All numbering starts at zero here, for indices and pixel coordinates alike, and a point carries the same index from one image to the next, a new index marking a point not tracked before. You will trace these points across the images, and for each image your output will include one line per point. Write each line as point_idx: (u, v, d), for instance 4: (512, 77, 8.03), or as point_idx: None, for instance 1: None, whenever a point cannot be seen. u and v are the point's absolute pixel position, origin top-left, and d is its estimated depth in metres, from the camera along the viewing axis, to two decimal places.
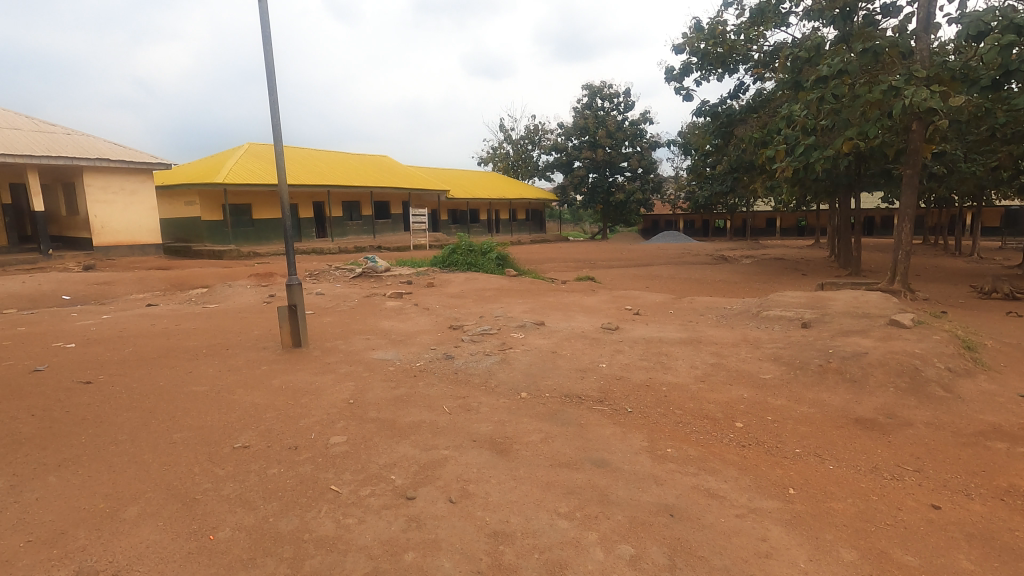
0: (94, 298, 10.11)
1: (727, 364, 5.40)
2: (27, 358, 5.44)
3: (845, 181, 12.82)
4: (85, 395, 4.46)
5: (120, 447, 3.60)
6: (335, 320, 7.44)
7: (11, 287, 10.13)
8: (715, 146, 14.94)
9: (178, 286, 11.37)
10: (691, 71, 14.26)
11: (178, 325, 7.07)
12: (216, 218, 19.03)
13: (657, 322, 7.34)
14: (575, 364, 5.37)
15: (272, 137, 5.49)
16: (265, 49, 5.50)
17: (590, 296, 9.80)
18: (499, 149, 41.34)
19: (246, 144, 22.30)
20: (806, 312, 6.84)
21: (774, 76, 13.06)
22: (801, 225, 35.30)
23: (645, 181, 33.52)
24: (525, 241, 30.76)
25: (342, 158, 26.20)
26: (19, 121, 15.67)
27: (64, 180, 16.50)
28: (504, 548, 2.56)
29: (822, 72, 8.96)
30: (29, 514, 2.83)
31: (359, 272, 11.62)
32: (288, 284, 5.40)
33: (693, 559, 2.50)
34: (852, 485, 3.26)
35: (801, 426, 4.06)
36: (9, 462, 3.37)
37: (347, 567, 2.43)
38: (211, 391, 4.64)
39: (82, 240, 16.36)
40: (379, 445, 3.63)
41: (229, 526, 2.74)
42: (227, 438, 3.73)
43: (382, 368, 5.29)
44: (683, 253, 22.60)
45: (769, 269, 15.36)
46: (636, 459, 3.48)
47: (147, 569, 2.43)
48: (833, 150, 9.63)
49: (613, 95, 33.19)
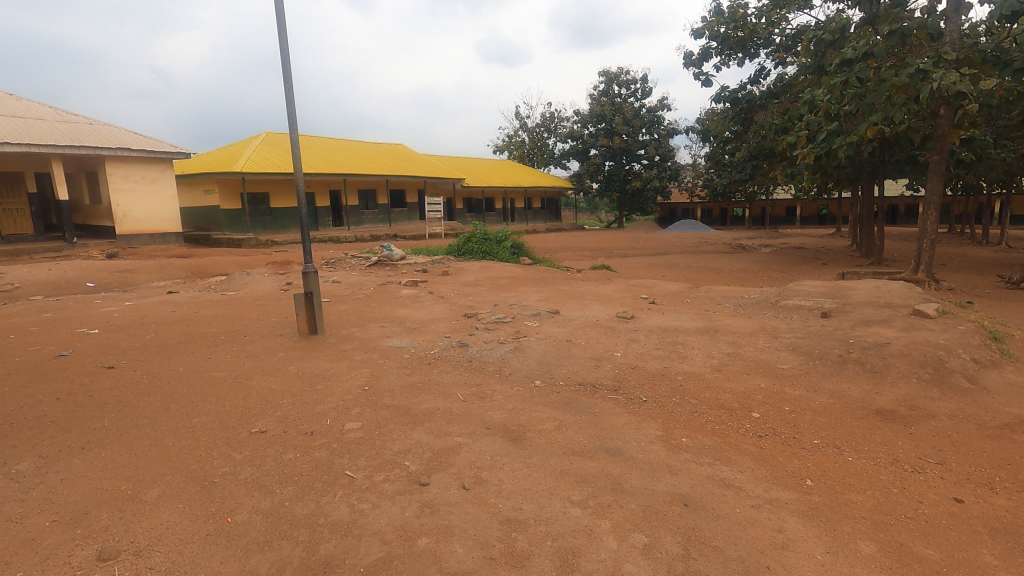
0: (117, 286, 10.32)
1: (744, 353, 5.32)
2: (53, 343, 5.56)
3: (868, 168, 12.52)
4: (108, 380, 4.54)
5: (141, 431, 3.67)
6: (351, 307, 7.49)
7: (37, 274, 10.35)
8: (734, 133, 14.70)
9: (198, 274, 11.53)
10: (711, 56, 14.00)
11: (197, 312, 7.18)
12: (235, 207, 19.23)
13: (673, 311, 7.27)
14: (590, 353, 5.33)
15: (288, 127, 5.52)
16: (280, 39, 5.50)
17: (606, 284, 9.74)
18: (514, 137, 41.14)
19: (264, 132, 22.46)
20: (826, 302, 6.71)
21: (797, 60, 12.76)
22: (822, 214, 34.60)
23: (661, 169, 33.04)
24: (541, 229, 30.70)
25: (358, 146, 26.29)
26: (43, 111, 15.93)
27: (87, 170, 16.78)
28: (517, 535, 2.57)
29: (847, 55, 8.67)
30: (54, 494, 2.91)
31: (374, 260, 11.68)
32: (304, 271, 5.42)
33: (708, 550, 2.48)
34: (872, 477, 3.21)
35: (820, 417, 4.00)
36: (35, 444, 3.46)
37: (361, 551, 2.45)
38: (229, 377, 4.70)
39: (105, 229, 16.66)
40: (394, 432, 3.65)
41: (246, 509, 2.78)
42: (244, 423, 3.78)
43: (397, 355, 5.32)
44: (701, 241, 22.40)
45: (788, 258, 15.12)
46: (650, 449, 3.45)
47: (166, 550, 2.47)
48: (857, 136, 9.38)
49: (630, 82, 32.74)
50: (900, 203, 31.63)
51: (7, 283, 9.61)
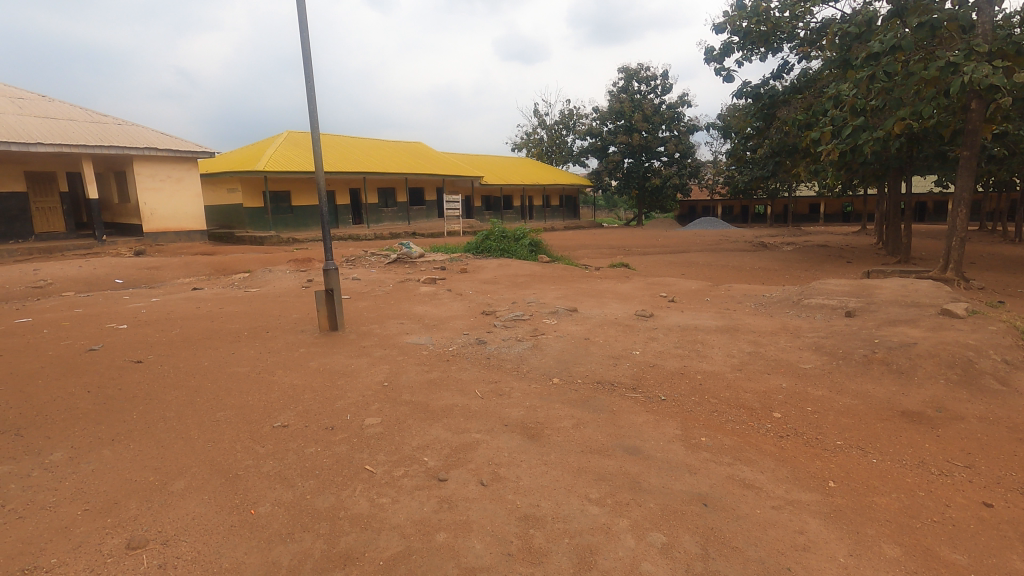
0: (145, 283, 10.58)
1: (765, 353, 5.25)
2: (84, 338, 5.74)
3: (895, 164, 12.22)
4: (137, 373, 4.67)
5: (168, 424, 3.76)
6: (370, 304, 7.57)
7: (68, 271, 10.66)
8: (756, 129, 14.48)
9: (222, 272, 11.76)
10: (733, 51, 13.80)
11: (221, 308, 7.31)
12: (257, 205, 19.55)
13: (692, 309, 7.20)
14: (608, 351, 5.32)
15: (310, 126, 5.59)
16: (302, 39, 5.57)
17: (624, 282, 9.69)
18: (533, 135, 41.09)
19: (286, 131, 22.74)
20: (850, 301, 6.59)
21: (821, 54, 12.52)
22: (847, 211, 33.96)
23: (681, 166, 32.73)
24: (559, 227, 30.59)
25: (377, 144, 26.51)
26: (74, 111, 16.39)
27: (116, 169, 17.21)
28: (534, 532, 2.57)
29: (873, 49, 8.47)
30: (86, 484, 3.01)
31: (393, 258, 11.77)
32: (325, 268, 5.49)
33: (727, 550, 2.46)
34: (897, 479, 3.14)
35: (843, 417, 3.93)
36: (67, 435, 3.57)
37: (381, 545, 2.49)
38: (252, 372, 4.80)
39: (133, 227, 17.08)
40: (413, 428, 3.69)
41: (269, 501, 2.84)
42: (267, 417, 3.85)
43: (416, 352, 5.36)
44: (721, 239, 22.15)
45: (811, 257, 14.85)
46: (669, 448, 3.43)
47: (192, 540, 2.53)
48: (883, 131, 9.17)
49: (649, 78, 32.44)
50: (928, 200, 30.89)
51: (40, 279, 9.93)
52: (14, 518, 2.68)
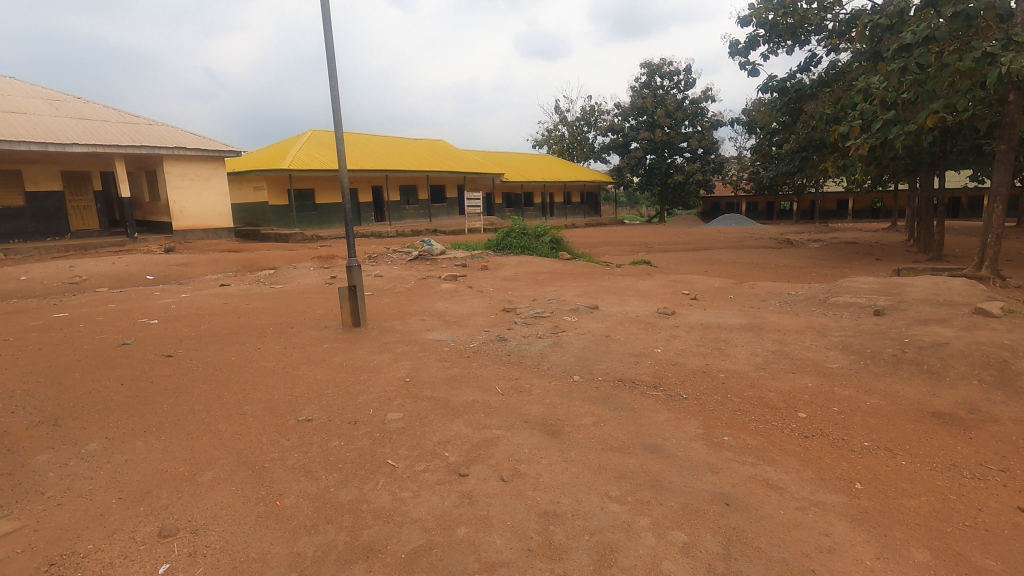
0: (174, 279, 10.84)
1: (790, 352, 5.16)
2: (117, 332, 5.91)
3: (927, 158, 11.87)
4: (166, 367, 4.80)
5: (197, 416, 3.86)
6: (392, 301, 7.65)
7: (102, 267, 10.99)
8: (782, 124, 14.21)
9: (248, 268, 12.00)
10: (758, 44, 13.55)
11: (247, 304, 7.47)
12: (282, 202, 19.89)
13: (715, 307, 7.13)
14: (629, 348, 5.30)
15: (334, 125, 5.67)
16: (326, 40, 5.65)
17: (646, 279, 9.63)
18: (554, 132, 40.96)
19: (309, 130, 23.02)
20: (879, 299, 6.43)
21: (851, 46, 12.23)
22: (876, 207, 33.18)
23: (705, 162, 32.29)
24: (580, 224, 30.44)
25: (399, 142, 26.72)
26: (106, 112, 16.84)
27: (147, 168, 17.67)
28: (554, 528, 2.58)
29: (905, 40, 8.20)
30: (120, 473, 3.11)
31: (415, 255, 11.85)
32: (348, 265, 5.56)
33: (750, 551, 2.43)
34: (926, 482, 3.07)
35: (870, 418, 3.85)
36: (103, 426, 3.69)
37: (402, 538, 2.52)
38: (277, 366, 4.89)
39: (163, 225, 17.52)
40: (434, 423, 3.72)
41: (294, 493, 2.90)
42: (292, 411, 3.93)
43: (436, 349, 5.40)
44: (746, 235, 21.84)
45: (838, 253, 14.54)
46: (691, 446, 3.40)
47: (220, 529, 2.60)
48: (915, 125, 8.91)
49: (672, 73, 32.05)
50: (962, 195, 29.99)
51: (76, 276, 10.27)
52: (52, 505, 2.79)
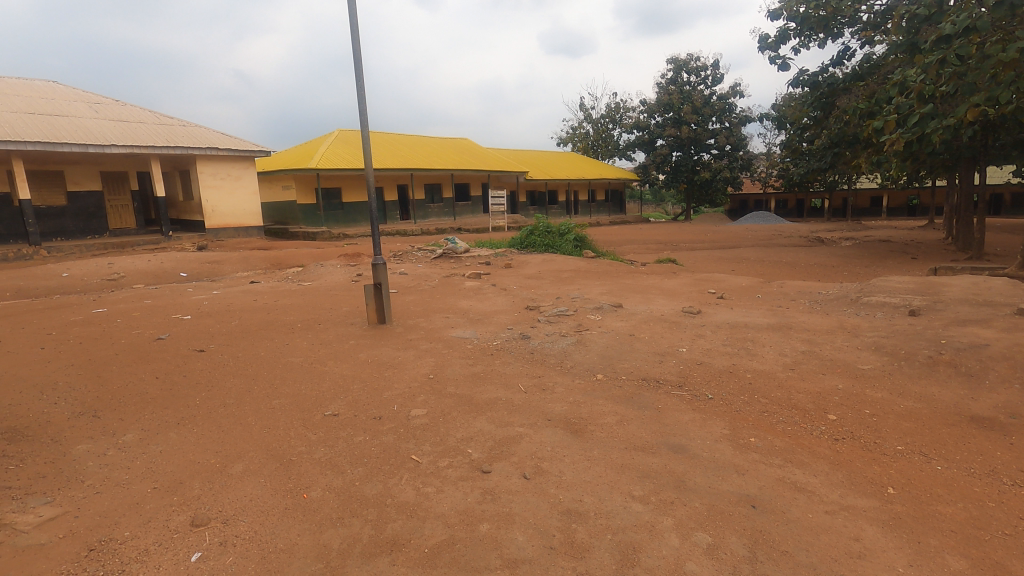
0: (206, 276, 11.15)
1: (820, 352, 5.04)
2: (153, 327, 6.11)
3: (967, 153, 11.43)
4: (199, 362, 4.94)
5: (228, 409, 3.97)
6: (417, 298, 7.72)
7: (138, 265, 11.35)
8: (814, 119, 13.89)
9: (277, 266, 12.26)
10: (789, 38, 13.26)
11: (276, 301, 7.64)
12: (310, 201, 20.26)
13: (742, 306, 7.01)
14: (654, 347, 5.25)
15: (360, 124, 5.75)
16: (354, 41, 5.73)
17: (671, 278, 9.51)
18: (579, 129, 40.76)
19: (337, 130, 23.38)
20: (915, 299, 6.24)
21: (886, 39, 11.88)
22: (913, 204, 32.20)
23: (732, 158, 31.73)
24: (604, 222, 30.23)
25: (423, 141, 26.93)
26: (144, 114, 17.37)
27: (181, 168, 18.18)
28: (577, 527, 2.58)
29: (944, 31, 7.89)
30: (154, 464, 3.21)
31: (439, 253, 11.91)
32: (374, 263, 5.63)
33: (776, 554, 2.39)
34: (963, 488, 2.97)
35: (904, 422, 3.73)
36: (139, 418, 3.82)
37: (426, 533, 2.55)
38: (304, 362, 4.99)
39: (196, 223, 18.00)
40: (458, 420, 3.75)
41: (320, 486, 2.95)
42: (318, 406, 4.01)
43: (460, 346, 5.43)
44: (774, 234, 21.39)
45: (871, 252, 14.14)
46: (716, 447, 3.35)
47: (249, 520, 2.67)
48: (954, 119, 8.59)
49: (700, 68, 31.59)
50: (1005, 191, 28.88)
51: (114, 273, 10.63)
52: (92, 493, 2.90)
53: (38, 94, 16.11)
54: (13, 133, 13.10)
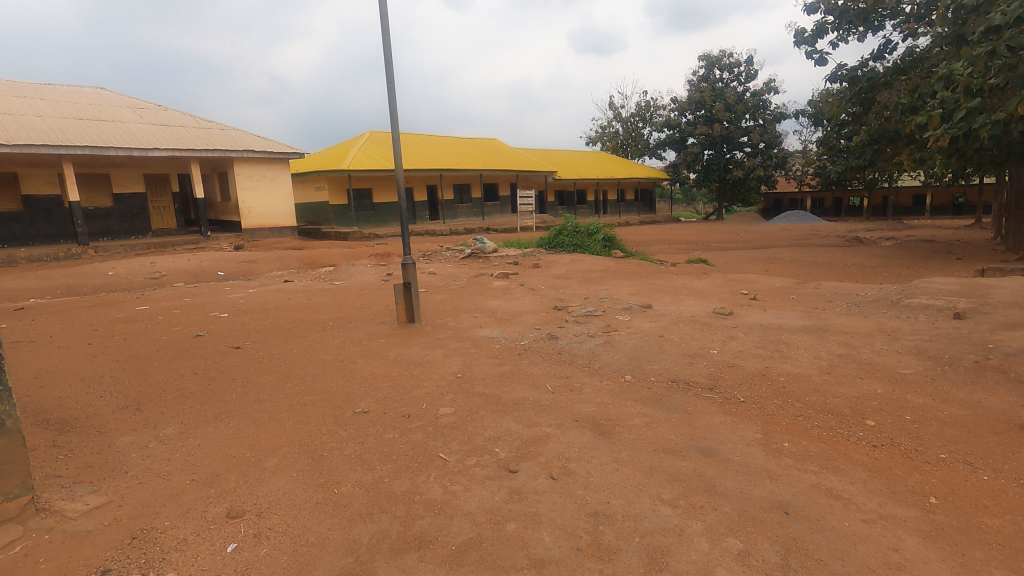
0: (243, 275, 11.47)
1: (858, 356, 4.89)
2: (192, 324, 6.32)
3: (1018, 149, 10.92)
4: (235, 358, 5.09)
5: (262, 405, 4.08)
6: (445, 298, 7.78)
7: (180, 264, 11.76)
8: (853, 115, 13.47)
9: (310, 265, 12.52)
10: (827, 32, 12.91)
11: (309, 299, 7.81)
12: (342, 202, 20.64)
13: (775, 307, 6.84)
14: (684, 349, 5.16)
15: (390, 125, 5.82)
16: (384, 43, 5.80)
17: (702, 279, 9.35)
18: (608, 128, 40.50)
19: (368, 131, 23.76)
20: (960, 301, 5.99)
21: (930, 31, 11.45)
22: (959, 202, 30.99)
23: (767, 156, 31.04)
24: (634, 222, 29.94)
25: (453, 141, 27.14)
26: (184, 118, 17.96)
27: (219, 171, 18.74)
28: (604, 529, 2.56)
29: (993, 21, 7.55)
30: (193, 457, 3.32)
31: (468, 253, 11.97)
32: (403, 263, 5.69)
33: (811, 562, 2.33)
34: (1010, 499, 2.84)
35: (948, 429, 3.59)
36: (178, 412, 3.96)
37: (453, 531, 2.57)
38: (336, 360, 5.09)
39: (233, 224, 18.53)
40: (485, 419, 3.77)
41: (350, 482, 3.01)
42: (349, 403, 4.08)
43: (488, 346, 5.45)
44: (810, 234, 20.83)
45: (913, 253, 13.64)
46: (747, 452, 3.29)
47: (282, 513, 2.73)
48: (1004, 114, 8.22)
49: (733, 65, 30.98)
50: None
51: (156, 272, 11.03)
52: (135, 483, 3.02)
53: (86, 100, 16.82)
54: (64, 139, 13.71)
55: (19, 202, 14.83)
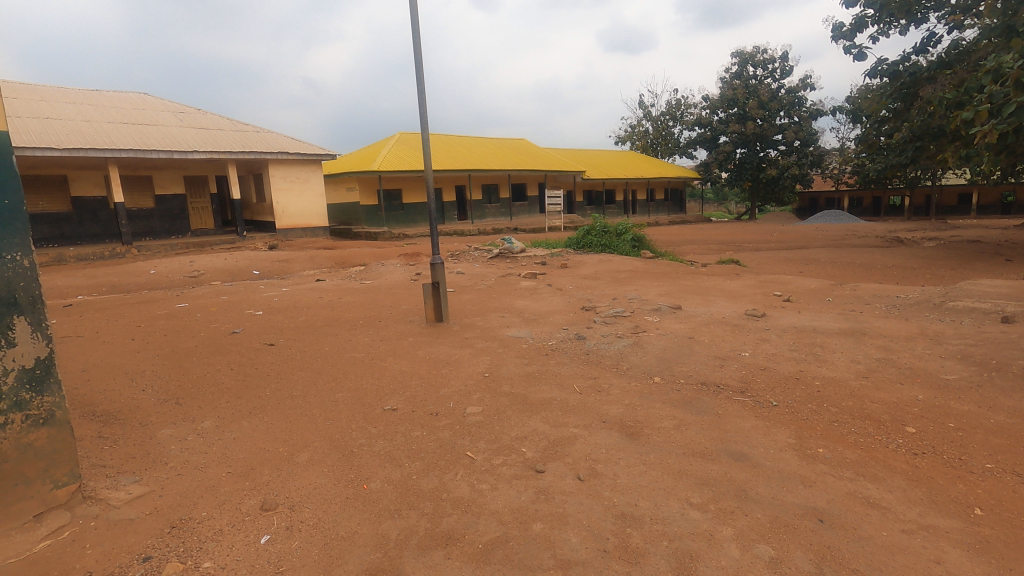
0: (277, 274, 11.75)
1: (898, 360, 4.72)
2: (228, 322, 6.50)
3: None
4: (269, 355, 5.22)
5: (295, 401, 4.18)
6: (473, 298, 7.81)
7: (217, 262, 12.12)
8: (894, 111, 13.01)
9: (341, 265, 12.74)
10: (866, 26, 12.51)
11: (340, 298, 7.94)
12: (372, 202, 20.94)
13: (810, 309, 6.67)
14: (714, 351, 5.07)
15: (420, 126, 5.89)
16: (414, 45, 5.87)
17: (735, 280, 9.16)
18: (638, 127, 40.10)
19: (398, 132, 24.06)
20: (1009, 305, 5.72)
21: (978, 22, 10.99)
22: (1006, 202, 29.70)
23: (802, 154, 30.25)
24: (663, 222, 29.55)
25: (482, 142, 27.27)
26: (222, 121, 18.50)
27: (254, 172, 19.23)
28: (631, 531, 2.54)
29: None
30: (228, 450, 3.42)
31: (495, 253, 11.99)
32: (432, 263, 5.74)
33: (845, 571, 2.27)
34: None
35: (994, 437, 3.44)
36: (215, 406, 4.08)
37: (480, 529, 2.59)
38: (366, 358, 5.16)
39: (267, 224, 18.99)
40: (512, 418, 3.78)
41: (379, 478, 3.06)
42: (378, 400, 4.15)
43: (515, 345, 5.46)
44: (848, 234, 20.21)
45: (958, 253, 13.10)
46: (780, 456, 3.21)
47: (313, 507, 2.79)
48: None
49: (767, 61, 30.29)
50: None
51: (195, 270, 11.39)
52: (174, 474, 3.13)
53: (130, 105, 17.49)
54: (110, 142, 14.27)
55: (68, 203, 15.51)
